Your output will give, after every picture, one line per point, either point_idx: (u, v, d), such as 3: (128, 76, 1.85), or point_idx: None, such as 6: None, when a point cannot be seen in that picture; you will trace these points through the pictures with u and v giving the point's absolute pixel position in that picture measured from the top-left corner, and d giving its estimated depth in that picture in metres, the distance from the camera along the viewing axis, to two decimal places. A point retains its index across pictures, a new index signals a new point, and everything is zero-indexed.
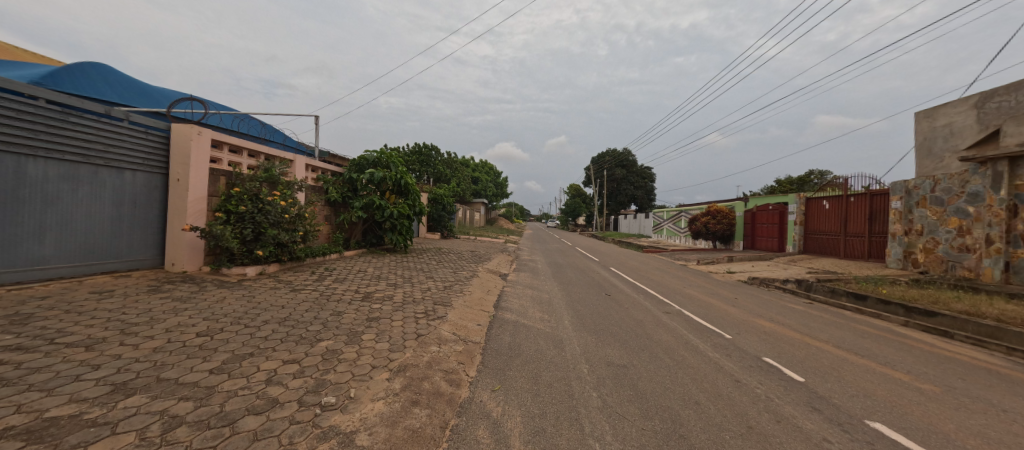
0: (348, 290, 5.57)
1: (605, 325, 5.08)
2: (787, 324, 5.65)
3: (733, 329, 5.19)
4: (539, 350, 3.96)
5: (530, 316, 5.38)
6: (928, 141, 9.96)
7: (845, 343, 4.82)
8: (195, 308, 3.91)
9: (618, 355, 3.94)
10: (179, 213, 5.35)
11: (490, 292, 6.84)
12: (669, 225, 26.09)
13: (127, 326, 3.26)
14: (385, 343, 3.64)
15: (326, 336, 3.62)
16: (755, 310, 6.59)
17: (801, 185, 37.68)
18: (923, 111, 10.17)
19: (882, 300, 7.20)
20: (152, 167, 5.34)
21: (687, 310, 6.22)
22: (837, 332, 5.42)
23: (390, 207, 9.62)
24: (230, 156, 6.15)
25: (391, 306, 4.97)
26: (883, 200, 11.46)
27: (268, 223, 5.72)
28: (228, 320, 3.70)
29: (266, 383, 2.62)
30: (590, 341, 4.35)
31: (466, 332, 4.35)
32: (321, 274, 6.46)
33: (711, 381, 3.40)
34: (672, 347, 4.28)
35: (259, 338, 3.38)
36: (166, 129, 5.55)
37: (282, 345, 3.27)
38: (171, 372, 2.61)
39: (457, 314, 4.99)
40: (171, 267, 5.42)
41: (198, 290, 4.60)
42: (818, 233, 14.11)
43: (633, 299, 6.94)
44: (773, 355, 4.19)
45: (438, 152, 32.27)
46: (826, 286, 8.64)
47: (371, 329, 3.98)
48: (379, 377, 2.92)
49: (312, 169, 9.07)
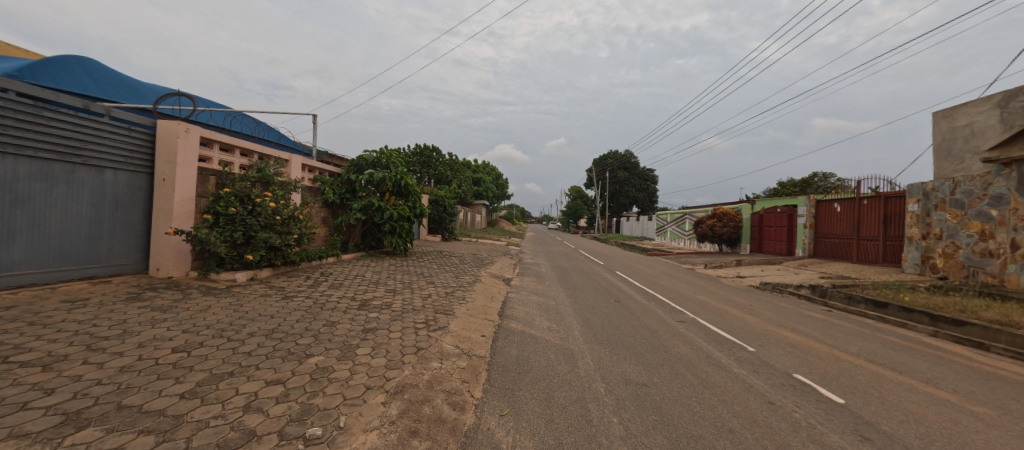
0: (344, 297, 5.24)
1: (619, 336, 4.73)
2: (810, 335, 5.30)
3: (755, 341, 4.84)
4: (550, 366, 3.62)
5: (537, 326, 5.03)
6: (947, 142, 9.62)
7: (878, 357, 4.47)
8: (175, 319, 3.59)
9: (636, 371, 3.59)
10: (165, 215, 5.04)
11: (494, 299, 6.50)
12: (673, 227, 25.75)
13: (95, 341, 2.93)
14: (382, 359, 3.30)
15: (317, 351, 3.29)
16: (774, 318, 6.25)
17: (805, 186, 37.30)
18: (941, 111, 9.83)
19: (906, 308, 6.85)
20: (135, 165, 5.03)
21: (703, 320, 5.86)
22: (865, 343, 5.06)
23: (389, 209, 9.30)
24: (221, 155, 5.84)
25: (389, 315, 4.63)
26: (898, 202, 11.12)
27: (259, 225, 5.42)
28: (209, 332, 3.37)
29: (244, 410, 2.30)
30: (604, 355, 4.00)
31: (470, 344, 4.01)
32: (316, 280, 6.14)
33: (744, 403, 3.05)
34: (694, 362, 3.93)
35: (242, 354, 3.05)
36: (150, 126, 5.24)
37: (267, 363, 2.94)
38: (135, 398, 2.27)
39: (460, 324, 4.65)
40: (155, 273, 5.10)
41: (182, 298, 4.27)
42: (829, 236, 13.75)
43: (644, 307, 6.59)
44: (805, 372, 3.83)
45: (439, 153, 32.01)
46: (842, 293, 8.30)
47: (366, 343, 3.65)
48: (374, 401, 2.59)
49: (309, 169, 8.76)
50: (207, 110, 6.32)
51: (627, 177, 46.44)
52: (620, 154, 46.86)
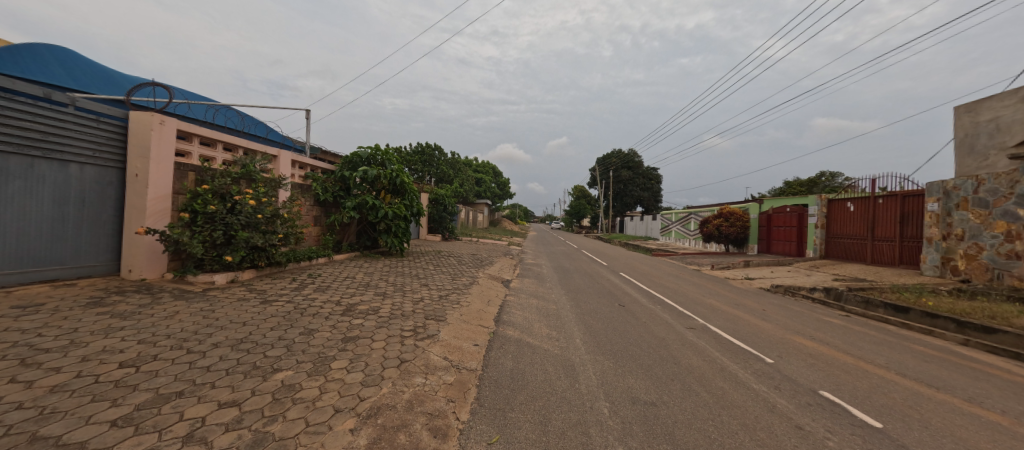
0: (328, 301, 4.89)
1: (623, 346, 4.34)
2: (831, 343, 4.89)
3: (773, 351, 4.43)
4: (548, 382, 3.24)
5: (536, 334, 4.65)
6: (970, 138, 9.12)
7: (908, 369, 4.06)
8: (134, 327, 3.27)
9: (643, 387, 3.21)
10: (137, 213, 4.72)
11: (491, 303, 6.11)
12: (678, 227, 25.21)
13: (33, 353, 2.62)
14: (358, 375, 2.95)
15: (286, 365, 2.94)
16: (789, 324, 5.85)
17: (812, 186, 36.54)
18: (963, 105, 9.34)
19: (930, 313, 6.42)
20: (104, 159, 4.73)
21: (714, 326, 5.46)
22: (893, 354, 4.65)
23: (384, 208, 8.96)
24: (201, 149, 5.58)
25: (374, 322, 4.27)
26: (916, 202, 10.63)
27: (239, 225, 5.10)
28: (168, 343, 3.04)
29: (183, 441, 1.95)
30: (607, 368, 3.62)
31: (460, 355, 3.64)
32: (302, 282, 5.80)
33: (768, 428, 2.65)
34: (707, 376, 3.56)
35: (199, 369, 2.72)
36: (121, 118, 4.94)
37: (225, 380, 2.60)
38: (55, 427, 1.94)
39: (451, 332, 4.28)
40: (127, 274, 4.79)
41: (149, 303, 3.93)
42: (842, 236, 13.26)
43: (650, 312, 6.18)
44: (831, 388, 3.43)
45: (442, 151, 31.73)
46: (859, 296, 7.88)
47: (344, 354, 3.29)
48: (341, 428, 2.23)
49: (300, 166, 8.44)
50: (186, 102, 6.02)
51: (630, 176, 45.96)
52: (623, 153, 46.32)
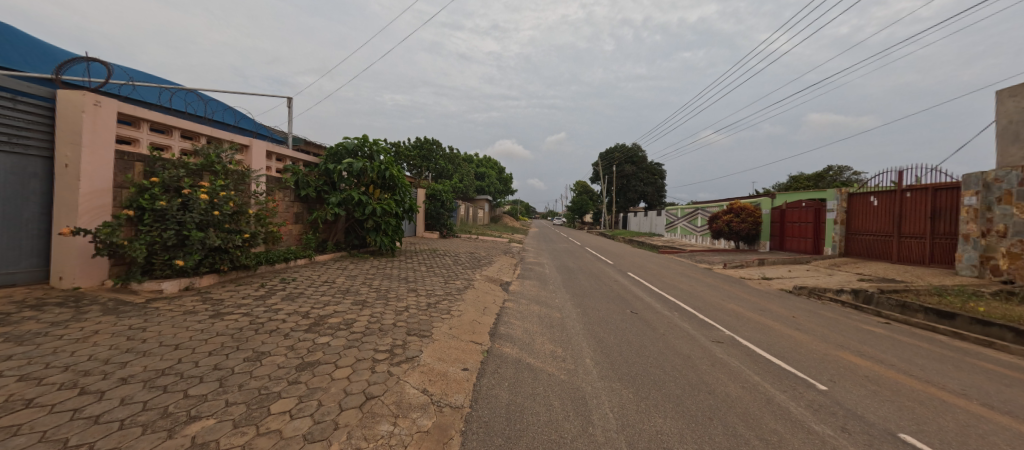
0: (293, 313, 4.16)
1: (643, 367, 3.63)
2: (883, 361, 4.18)
3: (821, 374, 3.68)
4: (554, 425, 2.53)
5: (538, 352, 3.91)
6: (1015, 125, 8.18)
7: (994, 399, 3.33)
8: (23, 356, 2.53)
9: (677, 433, 2.48)
10: (68, 211, 4.03)
11: (487, 311, 5.39)
12: (685, 223, 24.33)
13: None
14: (303, 423, 2.21)
15: (209, 410, 2.22)
16: (826, 335, 5.12)
17: (819, 179, 35.55)
18: (1007, 89, 8.36)
19: (982, 320, 5.65)
20: (23, 145, 4.09)
21: (742, 339, 4.75)
22: (960, 374, 3.91)
23: (373, 204, 8.27)
24: (153, 136, 4.86)
25: (343, 341, 3.54)
26: (951, 195, 9.82)
27: (194, 224, 4.40)
28: (58, 380, 2.31)
29: None
30: (627, 403, 2.88)
31: (443, 387, 2.92)
32: (270, 289, 5.08)
33: None
34: (754, 412, 2.84)
35: (83, 421, 1.99)
36: (46, 97, 4.28)
37: (111, 439, 1.88)
38: None
39: (436, 352, 3.56)
40: (58, 282, 4.11)
41: (63, 321, 3.19)
42: (863, 233, 12.46)
43: (667, 321, 5.47)
44: (913, 430, 2.70)
45: (440, 146, 30.82)
46: (893, 300, 7.12)
47: (292, 390, 2.56)
48: None
49: (279, 158, 7.69)
50: (131, 83, 5.27)
51: (634, 171, 45.01)
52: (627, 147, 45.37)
